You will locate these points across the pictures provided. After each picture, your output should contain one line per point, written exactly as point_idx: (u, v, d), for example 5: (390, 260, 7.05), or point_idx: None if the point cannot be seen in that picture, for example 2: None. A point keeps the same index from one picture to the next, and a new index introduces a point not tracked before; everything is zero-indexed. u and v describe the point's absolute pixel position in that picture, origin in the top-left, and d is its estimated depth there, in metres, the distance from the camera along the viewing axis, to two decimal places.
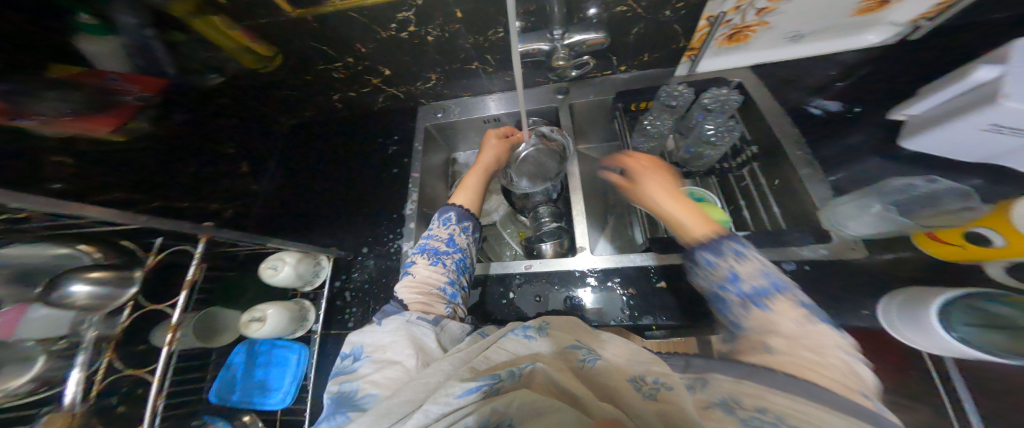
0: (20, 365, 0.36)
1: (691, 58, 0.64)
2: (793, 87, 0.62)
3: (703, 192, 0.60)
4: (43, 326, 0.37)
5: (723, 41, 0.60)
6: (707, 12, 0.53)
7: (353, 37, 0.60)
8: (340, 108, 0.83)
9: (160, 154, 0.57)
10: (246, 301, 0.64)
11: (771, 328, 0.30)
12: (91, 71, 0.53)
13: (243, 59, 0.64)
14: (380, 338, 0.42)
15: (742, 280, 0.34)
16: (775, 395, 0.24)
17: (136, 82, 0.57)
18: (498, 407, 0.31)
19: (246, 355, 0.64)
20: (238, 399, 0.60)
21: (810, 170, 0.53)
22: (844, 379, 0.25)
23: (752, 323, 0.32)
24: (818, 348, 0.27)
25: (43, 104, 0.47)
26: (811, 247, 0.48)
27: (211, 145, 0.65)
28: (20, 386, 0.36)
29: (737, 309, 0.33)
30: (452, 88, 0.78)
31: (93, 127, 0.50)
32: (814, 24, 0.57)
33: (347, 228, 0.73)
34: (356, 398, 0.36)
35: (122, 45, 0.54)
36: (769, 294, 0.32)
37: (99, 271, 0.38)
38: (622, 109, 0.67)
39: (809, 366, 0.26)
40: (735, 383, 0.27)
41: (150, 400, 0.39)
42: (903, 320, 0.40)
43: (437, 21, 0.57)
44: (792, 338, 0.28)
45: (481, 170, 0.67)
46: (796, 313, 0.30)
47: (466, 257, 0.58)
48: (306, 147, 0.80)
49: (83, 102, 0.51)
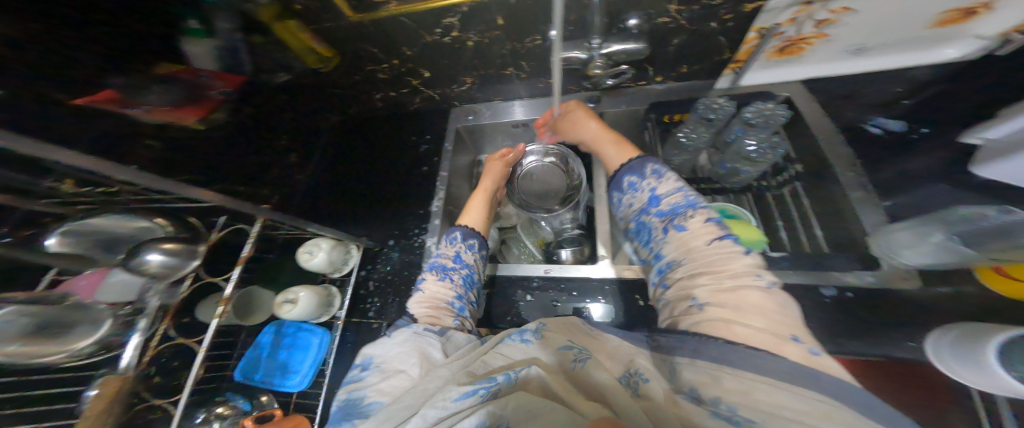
0: (89, 327, 0.39)
1: (735, 71, 0.62)
2: (849, 103, 0.59)
3: (738, 209, 0.57)
4: (121, 290, 0.44)
5: (773, 53, 0.58)
6: (758, 24, 0.51)
7: (400, 41, 0.63)
8: (380, 108, 0.86)
9: (218, 142, 0.63)
10: (283, 281, 0.70)
11: (690, 250, 0.41)
12: (187, 69, 0.63)
13: (304, 56, 0.70)
14: (389, 350, 0.44)
15: (663, 203, 0.46)
16: (728, 376, 0.27)
17: (220, 79, 0.66)
18: (495, 409, 0.31)
19: (273, 335, 0.68)
20: (260, 379, 0.63)
21: (862, 193, 0.50)
22: (765, 323, 0.30)
23: (676, 244, 0.43)
24: (740, 294, 0.34)
25: (150, 95, 0.56)
26: (857, 273, 0.44)
27: (265, 137, 0.72)
28: (84, 347, 0.37)
29: (663, 232, 0.45)
30: (485, 92, 0.80)
31: (183, 116, 0.59)
32: (882, 38, 0.53)
33: (376, 221, 0.76)
34: (361, 406, 0.37)
35: (215, 47, 0.64)
36: (681, 213, 0.44)
37: (171, 243, 0.43)
38: (654, 120, 0.67)
39: (739, 320, 0.31)
40: (692, 368, 0.30)
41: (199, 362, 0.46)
42: (953, 353, 0.37)
43: (479, 27, 0.59)
44: (708, 259, 0.39)
45: (484, 197, 0.72)
46: (704, 228, 0.42)
47: (474, 273, 0.60)
48: (347, 142, 0.85)
49: (180, 95, 0.60)
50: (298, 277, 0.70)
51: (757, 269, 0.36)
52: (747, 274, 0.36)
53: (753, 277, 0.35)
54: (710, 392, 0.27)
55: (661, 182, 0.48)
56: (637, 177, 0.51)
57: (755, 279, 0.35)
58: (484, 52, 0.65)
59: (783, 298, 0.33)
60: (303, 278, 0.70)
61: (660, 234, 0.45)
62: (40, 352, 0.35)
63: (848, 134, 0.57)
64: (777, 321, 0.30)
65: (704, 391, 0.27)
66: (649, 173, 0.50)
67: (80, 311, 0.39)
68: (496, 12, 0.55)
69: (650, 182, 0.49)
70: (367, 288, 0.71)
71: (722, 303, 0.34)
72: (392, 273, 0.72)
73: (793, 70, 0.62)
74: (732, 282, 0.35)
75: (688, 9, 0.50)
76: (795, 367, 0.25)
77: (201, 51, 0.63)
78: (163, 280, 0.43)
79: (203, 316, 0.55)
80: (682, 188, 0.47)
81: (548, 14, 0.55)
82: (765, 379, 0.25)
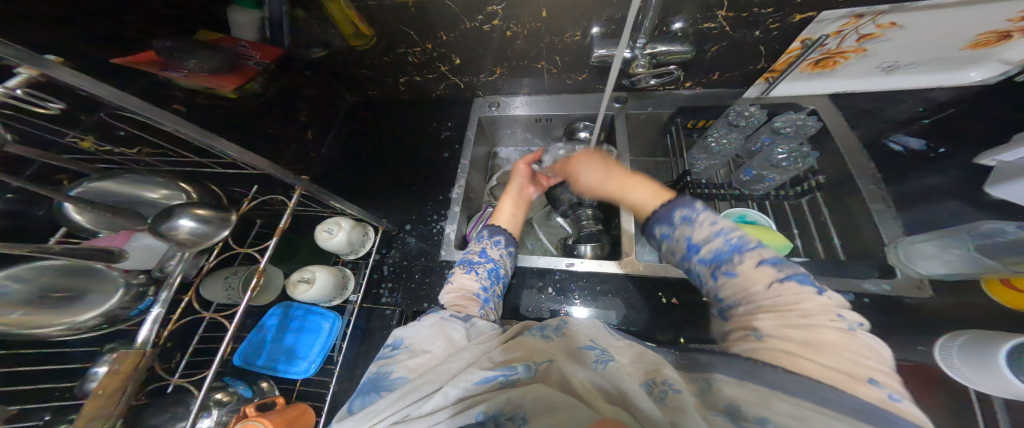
0: (100, 297, 0.37)
1: (768, 81, 0.65)
2: (870, 119, 0.62)
3: (758, 215, 0.61)
4: (144, 255, 0.43)
5: (809, 65, 0.60)
6: (806, 34, 0.52)
7: (441, 25, 0.64)
8: (403, 92, 0.88)
9: (227, 119, 0.63)
10: (297, 262, 0.68)
11: (749, 296, 0.35)
12: (227, 37, 0.60)
13: (347, 34, 0.69)
14: (418, 332, 0.43)
15: (701, 250, 0.40)
16: (782, 400, 0.25)
17: (258, 49, 0.64)
18: (514, 397, 0.32)
19: (280, 318, 0.66)
20: (263, 363, 0.61)
21: (883, 206, 0.55)
22: (839, 363, 0.27)
23: (731, 291, 0.36)
24: (815, 330, 0.29)
25: (191, 62, 0.55)
26: (874, 281, 0.50)
27: (279, 112, 0.73)
28: (87, 319, 0.35)
29: (711, 280, 0.39)
30: (511, 83, 0.81)
31: (222, 84, 0.59)
32: (916, 57, 0.55)
33: (397, 206, 0.78)
34: (386, 379, 0.37)
35: (260, 19, 0.63)
36: (727, 259, 0.37)
37: (203, 208, 0.41)
38: (679, 125, 0.72)
39: (802, 355, 0.28)
40: (738, 387, 0.28)
41: (224, 343, 0.40)
42: (960, 346, 0.43)
43: (522, 18, 0.60)
44: (774, 304, 0.32)
45: (514, 197, 0.72)
46: (761, 271, 0.35)
47: (500, 269, 0.58)
48: (377, 127, 0.88)
49: (221, 62, 0.59)
50: (313, 258, 0.69)
51: (835, 306, 0.31)
52: (823, 311, 0.30)
53: (832, 315, 0.30)
54: (756, 411, 0.25)
55: (696, 225, 0.41)
56: (667, 227, 0.44)
57: (833, 323, 0.29)
58: (523, 43, 0.66)
59: (869, 339, 0.29)
60: (316, 258, 0.69)
61: (710, 282, 0.39)
62: (37, 323, 0.33)
63: (861, 150, 0.60)
64: (854, 361, 0.27)
65: (746, 408, 0.26)
66: (679, 221, 0.43)
67: (88, 278, 0.38)
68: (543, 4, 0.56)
69: (681, 231, 0.42)
70: (381, 272, 0.71)
71: (787, 336, 0.30)
72: (407, 257, 0.72)
73: (824, 82, 0.64)
74: (803, 320, 0.30)
75: (733, 16, 0.52)
76: (866, 408, 0.23)
77: (245, 20, 0.62)
78: (191, 248, 0.40)
79: (209, 295, 0.53)
80: (720, 230, 0.39)
81: (593, 11, 0.56)
82: (828, 412, 0.23)
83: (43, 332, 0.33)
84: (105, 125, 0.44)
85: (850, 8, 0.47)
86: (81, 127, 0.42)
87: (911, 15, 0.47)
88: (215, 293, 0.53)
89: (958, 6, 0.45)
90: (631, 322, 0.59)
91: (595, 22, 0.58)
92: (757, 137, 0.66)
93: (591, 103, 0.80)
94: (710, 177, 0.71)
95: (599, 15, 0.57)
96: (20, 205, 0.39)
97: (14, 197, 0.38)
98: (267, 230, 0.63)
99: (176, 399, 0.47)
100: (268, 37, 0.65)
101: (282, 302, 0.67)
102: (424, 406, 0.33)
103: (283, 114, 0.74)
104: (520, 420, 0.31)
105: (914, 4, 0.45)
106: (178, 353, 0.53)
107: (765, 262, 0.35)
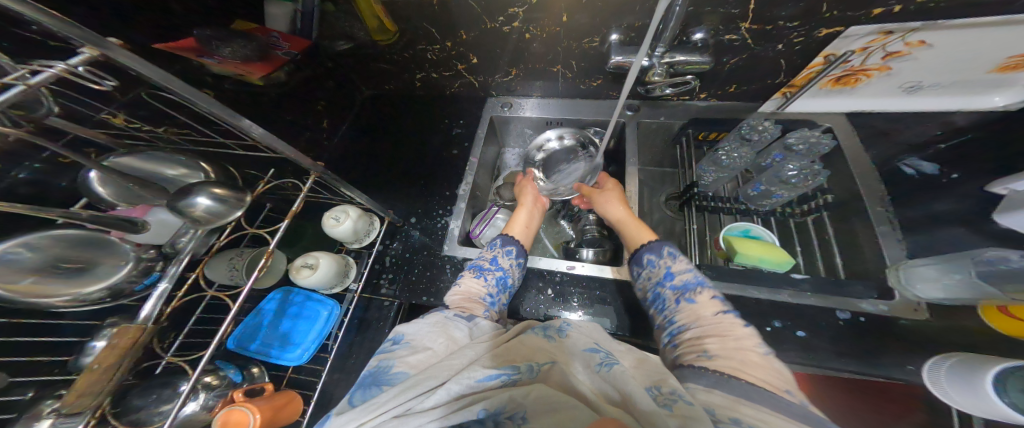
0: (108, 270, 0.34)
1: (785, 96, 0.66)
2: (883, 141, 0.63)
3: (761, 230, 0.64)
4: (161, 230, 0.42)
5: (829, 81, 0.60)
6: (830, 49, 0.53)
7: (462, 25, 0.64)
8: (417, 88, 0.88)
9: (245, 98, 0.64)
10: (300, 248, 0.68)
11: (698, 319, 0.42)
12: (261, 28, 0.64)
13: (371, 29, 0.69)
14: (420, 328, 0.43)
15: (676, 278, 0.48)
16: (746, 407, 0.29)
17: (288, 41, 0.67)
18: (516, 397, 0.32)
19: (279, 302, 0.65)
20: (256, 348, 0.60)
21: (887, 228, 0.56)
22: (771, 377, 0.33)
23: (687, 314, 0.44)
24: (746, 351, 0.36)
25: (228, 49, 0.57)
26: (872, 302, 0.52)
27: (297, 100, 0.74)
28: (92, 292, 0.32)
29: (675, 304, 0.46)
30: (526, 85, 0.82)
31: (251, 71, 0.62)
32: (939, 79, 0.55)
33: (404, 198, 0.78)
34: (387, 374, 0.37)
35: (292, 11, 0.66)
36: (693, 290, 0.46)
37: (220, 187, 0.40)
38: (690, 135, 0.72)
39: (745, 370, 0.34)
40: (709, 394, 0.32)
41: (224, 326, 0.39)
42: (952, 368, 0.43)
43: (542, 21, 0.61)
44: (718, 327, 0.40)
45: (529, 210, 0.72)
46: (712, 303, 0.44)
47: (509, 278, 0.58)
48: (386, 119, 0.89)
49: (253, 51, 0.61)
50: (317, 245, 0.69)
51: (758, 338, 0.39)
52: (750, 339, 0.38)
53: (758, 343, 0.38)
54: (729, 413, 0.29)
55: (676, 261, 0.51)
56: (655, 255, 0.52)
57: (759, 347, 0.37)
58: (540, 46, 0.67)
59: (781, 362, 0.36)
60: (321, 244, 0.70)
61: (673, 304, 0.46)
62: (42, 291, 0.30)
63: (870, 171, 0.61)
64: (775, 375, 0.34)
65: (721, 411, 0.29)
66: (666, 254, 0.52)
67: (98, 251, 0.35)
68: (566, 10, 0.58)
69: (666, 261, 0.51)
70: (382, 263, 0.70)
71: (729, 355, 0.36)
72: (410, 249, 0.73)
73: (842, 99, 0.65)
74: (739, 343, 0.37)
75: (757, 29, 0.52)
76: (802, 412, 0.29)
77: (280, 12, 0.65)
78: (204, 226, 0.39)
79: (213, 275, 0.52)
80: (694, 268, 0.49)
81: (614, 19, 0.58)
82: (782, 414, 0.28)
83: (45, 302, 0.30)
84: (137, 104, 0.45)
85: (879, 25, 0.47)
86: (116, 103, 0.43)
87: (941, 35, 0.46)
88: (219, 273, 0.52)
89: (988, 29, 0.44)
90: (628, 329, 0.59)
91: (615, 29, 0.59)
92: (768, 154, 0.67)
93: (603, 109, 0.81)
94: (718, 190, 0.72)
95: (620, 21, 0.58)
96: (44, 175, 0.39)
97: (39, 167, 0.38)
98: (276, 214, 0.63)
99: (165, 381, 0.46)
100: (299, 29, 0.68)
101: (282, 286, 0.67)
102: (426, 401, 0.33)
103: (302, 102, 0.76)
104: (521, 419, 0.31)
105: (947, 23, 0.45)
106: (173, 333, 0.52)
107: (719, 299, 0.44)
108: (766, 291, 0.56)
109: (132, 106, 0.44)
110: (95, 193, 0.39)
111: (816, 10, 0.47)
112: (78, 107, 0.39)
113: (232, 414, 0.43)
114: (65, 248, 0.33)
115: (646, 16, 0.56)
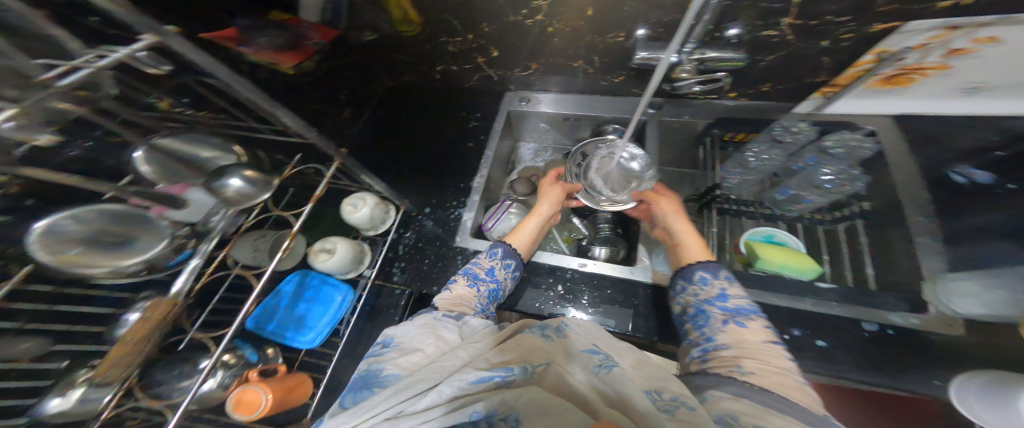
0: (147, 243, 0.34)
1: (825, 95, 0.63)
2: (928, 148, 0.59)
3: (786, 236, 0.62)
4: (194, 210, 0.41)
5: (879, 80, 0.57)
6: (882, 47, 0.50)
7: (484, 18, 0.64)
8: (436, 79, 0.88)
9: (270, 85, 0.65)
10: (319, 232, 0.69)
11: (742, 342, 0.41)
12: (293, 18, 0.63)
13: (395, 20, 0.69)
14: (408, 331, 0.45)
15: (729, 301, 0.46)
16: (774, 416, 0.28)
17: (318, 32, 0.67)
18: (508, 399, 0.32)
19: (296, 285, 0.66)
20: (271, 329, 0.62)
21: (928, 240, 0.53)
22: (808, 401, 0.32)
23: (730, 335, 0.42)
24: (784, 375, 0.35)
25: (263, 38, 0.60)
26: (902, 314, 0.50)
27: (321, 89, 0.75)
28: (129, 265, 0.32)
29: (721, 323, 0.44)
30: (546, 79, 0.81)
31: (282, 60, 0.65)
32: (1007, 79, 0.48)
33: (418, 188, 0.79)
34: (378, 377, 0.38)
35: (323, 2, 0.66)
36: (748, 316, 0.44)
37: (252, 170, 0.41)
38: (715, 136, 0.72)
39: (783, 390, 0.33)
40: (734, 401, 0.31)
41: (247, 305, 0.41)
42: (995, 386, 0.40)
43: (565, 15, 0.59)
44: (761, 351, 0.39)
45: (541, 221, 0.69)
46: (763, 332, 0.42)
47: (501, 290, 0.59)
48: (404, 109, 0.89)
49: (285, 40, 0.63)
50: (335, 230, 0.71)
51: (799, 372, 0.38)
52: (791, 366, 0.37)
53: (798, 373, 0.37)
54: (751, 420, 0.28)
55: (731, 286, 0.49)
56: (710, 274, 0.50)
57: (797, 376, 0.36)
58: (562, 41, 0.66)
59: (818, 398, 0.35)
60: (338, 230, 0.71)
61: (718, 323, 0.44)
62: (84, 262, 0.30)
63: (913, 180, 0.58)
64: (815, 402, 0.32)
65: (744, 418, 0.28)
66: (722, 277, 0.50)
67: (136, 226, 0.35)
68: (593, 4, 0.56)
69: (721, 283, 0.49)
70: (396, 251, 0.71)
71: (766, 375, 0.35)
72: (423, 239, 0.73)
73: (889, 100, 0.61)
74: (779, 367, 0.36)
75: (797, 24, 0.50)
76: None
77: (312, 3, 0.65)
78: (234, 207, 0.40)
79: (237, 254, 0.53)
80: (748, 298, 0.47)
81: (642, 14, 0.56)
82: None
83: (88, 272, 0.30)
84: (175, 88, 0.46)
85: (944, 19, 0.43)
86: (161, 88, 0.44)
87: (1017, 30, 0.41)
88: (243, 253, 0.53)
89: None
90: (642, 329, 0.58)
91: (642, 24, 0.57)
92: (801, 157, 0.64)
93: (623, 106, 0.79)
94: (741, 193, 0.70)
95: (647, 17, 0.56)
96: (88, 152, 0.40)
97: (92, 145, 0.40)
98: (298, 199, 0.64)
99: (184, 358, 0.47)
100: (327, 20, 0.66)
101: (301, 268, 0.68)
102: (419, 403, 0.33)
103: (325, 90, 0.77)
104: (514, 421, 0.31)
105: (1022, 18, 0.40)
106: (197, 310, 0.53)
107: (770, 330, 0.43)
108: (785, 297, 0.54)
109: (175, 91, 0.46)
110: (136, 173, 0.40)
111: (869, 4, 0.44)
112: (128, 90, 0.41)
113: (245, 393, 0.44)
114: (104, 223, 0.34)
115: (676, 11, 0.54)
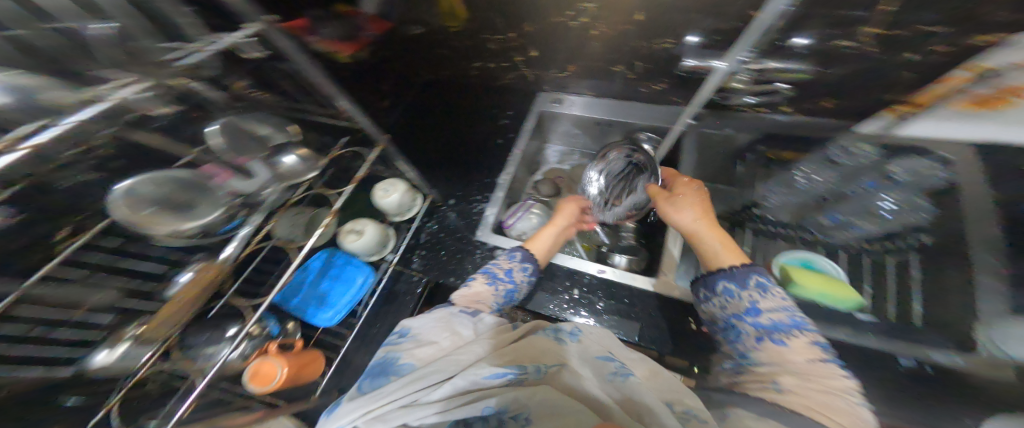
0: (208, 211, 0.36)
1: (900, 115, 0.51)
2: None
3: (823, 262, 0.58)
4: (250, 185, 0.41)
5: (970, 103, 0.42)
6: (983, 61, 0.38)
7: (529, 16, 0.64)
8: (472, 75, 0.88)
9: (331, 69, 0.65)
10: (349, 212, 0.71)
11: (784, 362, 0.37)
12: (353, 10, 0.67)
13: (444, 14, 0.69)
14: (425, 323, 0.45)
15: (763, 315, 0.41)
16: None
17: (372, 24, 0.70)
18: (521, 397, 0.32)
19: (322, 262, 0.67)
20: (296, 303, 0.63)
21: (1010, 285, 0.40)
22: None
23: (769, 354, 0.39)
24: (830, 397, 0.32)
25: (325, 27, 0.63)
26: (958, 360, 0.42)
27: (372, 77, 0.79)
28: (191, 229, 0.34)
29: (756, 341, 0.41)
30: (583, 82, 0.80)
31: (341, 49, 0.68)
32: None
33: (446, 180, 0.82)
34: (394, 365, 0.38)
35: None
36: (787, 331, 0.39)
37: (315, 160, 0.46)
38: (759, 153, 0.68)
39: (825, 414, 0.30)
40: (758, 421, 0.29)
41: (288, 275, 0.43)
42: None
43: (613, 18, 0.59)
44: (806, 370, 0.36)
45: (559, 231, 0.68)
46: (807, 349, 0.38)
47: (517, 291, 0.60)
48: (438, 102, 0.90)
49: (343, 31, 0.67)
50: (363, 213, 0.73)
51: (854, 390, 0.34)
52: (843, 387, 0.33)
53: (851, 394, 0.33)
54: None
55: (765, 294, 0.43)
56: (735, 284, 0.45)
57: (849, 398, 0.32)
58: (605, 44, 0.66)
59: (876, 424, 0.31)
60: (366, 214, 0.73)
61: (753, 341, 0.41)
62: (153, 223, 0.32)
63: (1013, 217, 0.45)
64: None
65: None
66: (753, 285, 0.44)
67: (200, 193, 0.37)
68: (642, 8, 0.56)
69: (752, 294, 0.44)
70: (418, 239, 0.76)
71: (808, 396, 0.32)
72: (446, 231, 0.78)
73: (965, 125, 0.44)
74: (824, 389, 0.33)
75: None
76: None
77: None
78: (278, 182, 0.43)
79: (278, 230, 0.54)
80: (789, 307, 0.42)
81: (693, 20, 0.54)
82: None
83: (155, 233, 0.32)
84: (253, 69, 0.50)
85: None
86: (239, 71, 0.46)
87: None
88: (283, 228, 0.55)
89: None
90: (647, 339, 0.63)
91: (693, 31, 0.56)
92: (857, 180, 0.56)
93: (662, 113, 0.76)
94: (781, 215, 0.67)
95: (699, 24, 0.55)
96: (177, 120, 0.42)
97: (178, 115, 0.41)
98: (337, 180, 0.66)
99: (217, 322, 0.49)
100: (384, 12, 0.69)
101: (328, 246, 0.68)
102: (432, 393, 0.33)
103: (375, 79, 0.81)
104: (525, 419, 0.31)
105: None
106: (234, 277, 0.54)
107: (818, 345, 0.38)
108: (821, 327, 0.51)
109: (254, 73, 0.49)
110: (205, 144, 0.42)
111: None
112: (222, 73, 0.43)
113: (262, 366, 0.48)
114: (174, 188, 0.35)
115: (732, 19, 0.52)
